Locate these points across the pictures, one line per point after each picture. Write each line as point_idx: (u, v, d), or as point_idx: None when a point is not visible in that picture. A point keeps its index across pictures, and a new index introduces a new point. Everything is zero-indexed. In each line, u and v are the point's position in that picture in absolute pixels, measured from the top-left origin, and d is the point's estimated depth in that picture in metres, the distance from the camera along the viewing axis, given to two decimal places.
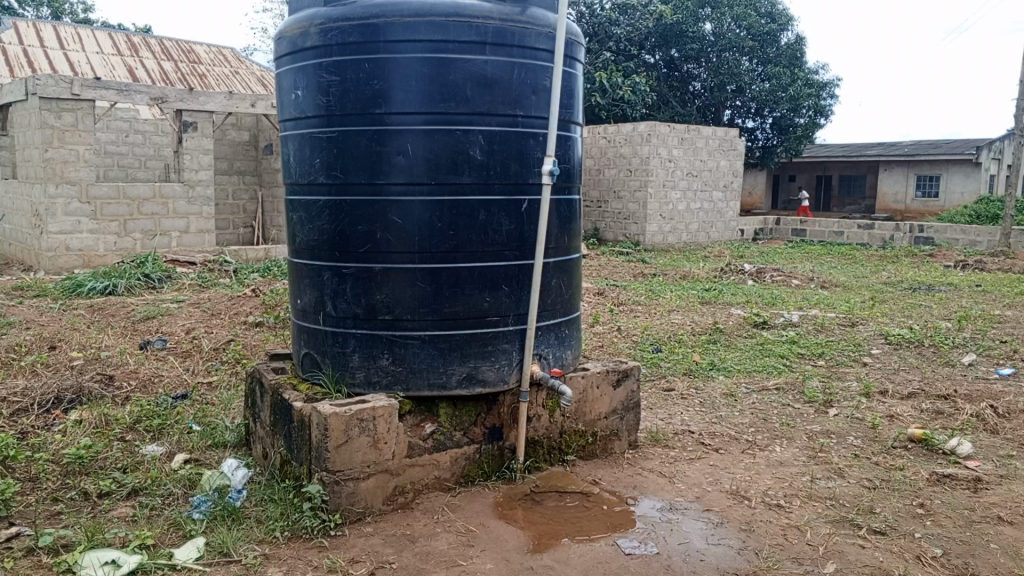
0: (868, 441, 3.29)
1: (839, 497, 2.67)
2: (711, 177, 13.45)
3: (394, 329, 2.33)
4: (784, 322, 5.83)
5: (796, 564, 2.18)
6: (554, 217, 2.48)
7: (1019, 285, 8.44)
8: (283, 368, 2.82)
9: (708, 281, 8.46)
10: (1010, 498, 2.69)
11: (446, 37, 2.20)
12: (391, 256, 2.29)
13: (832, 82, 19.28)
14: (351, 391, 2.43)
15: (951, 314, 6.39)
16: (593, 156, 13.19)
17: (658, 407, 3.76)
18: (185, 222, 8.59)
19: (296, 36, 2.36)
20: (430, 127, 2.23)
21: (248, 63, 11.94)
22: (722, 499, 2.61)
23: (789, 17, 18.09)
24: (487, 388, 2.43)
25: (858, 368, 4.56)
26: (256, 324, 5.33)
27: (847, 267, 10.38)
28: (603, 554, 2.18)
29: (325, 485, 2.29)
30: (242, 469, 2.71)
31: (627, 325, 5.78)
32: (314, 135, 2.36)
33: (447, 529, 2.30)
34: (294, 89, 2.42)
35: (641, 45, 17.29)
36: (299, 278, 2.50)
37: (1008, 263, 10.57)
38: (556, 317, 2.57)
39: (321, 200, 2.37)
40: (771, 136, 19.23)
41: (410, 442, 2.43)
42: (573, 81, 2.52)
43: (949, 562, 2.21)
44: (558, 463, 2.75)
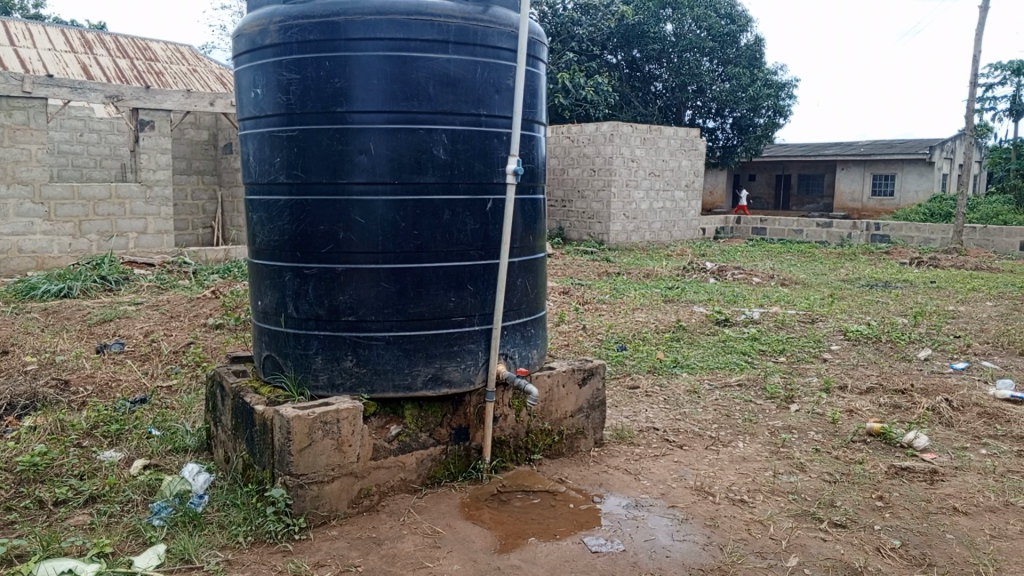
0: (828, 436, 3.35)
1: (801, 491, 2.71)
2: (673, 177, 13.59)
3: (357, 330, 2.31)
4: (745, 320, 5.91)
5: (760, 558, 2.21)
6: (518, 216, 2.48)
7: (971, 282, 8.67)
8: (244, 371, 2.78)
9: (670, 279, 8.54)
10: (965, 489, 2.76)
11: (408, 35, 2.18)
12: (354, 256, 2.26)
13: (791, 83, 19.60)
14: (315, 393, 2.40)
15: (906, 310, 6.54)
16: (557, 156, 13.23)
17: (623, 405, 3.79)
18: (143, 223, 8.43)
19: (255, 33, 2.33)
20: (393, 126, 2.21)
21: (207, 60, 11.74)
22: (686, 496, 2.64)
23: (748, 19, 18.33)
24: (453, 389, 2.42)
25: (818, 364, 4.65)
26: (217, 327, 5.24)
27: (806, 264, 10.56)
28: (570, 552, 2.19)
29: (289, 489, 2.26)
30: (203, 474, 2.66)
31: (592, 323, 5.81)
32: (274, 133, 2.33)
33: (413, 531, 2.28)
34: (253, 88, 2.38)
35: (603, 45, 17.39)
36: (260, 279, 2.47)
37: (961, 259, 10.85)
38: (522, 317, 2.56)
39: (282, 200, 2.34)
40: (731, 136, 19.52)
41: (375, 444, 2.41)
42: (537, 81, 2.52)
43: (907, 553, 2.26)
44: (524, 462, 2.76)
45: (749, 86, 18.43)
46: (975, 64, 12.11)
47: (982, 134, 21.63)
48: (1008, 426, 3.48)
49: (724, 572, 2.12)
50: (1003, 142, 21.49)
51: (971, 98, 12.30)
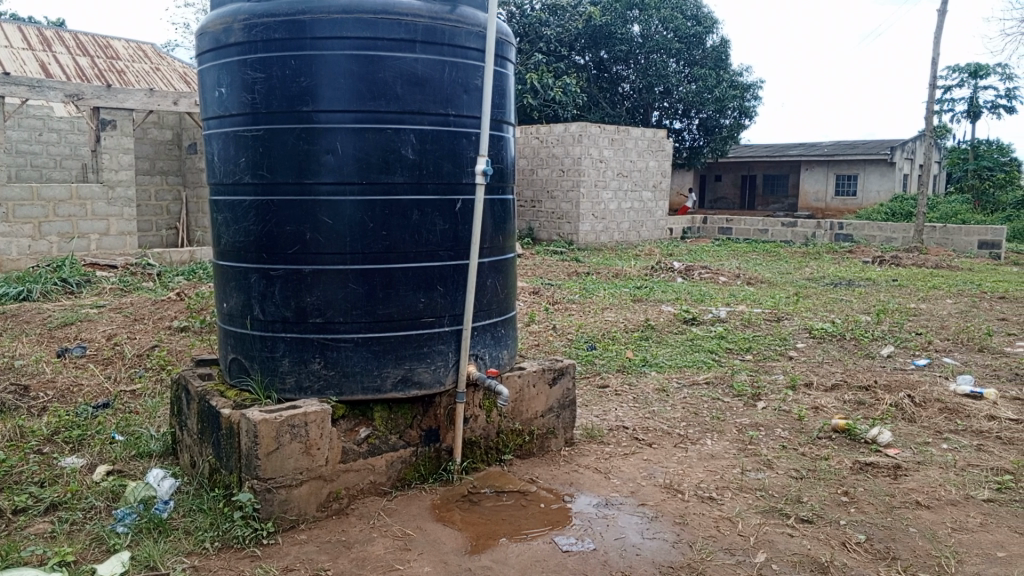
0: (794, 432, 3.39)
1: (768, 488, 2.74)
2: (641, 177, 13.69)
3: (325, 332, 2.28)
4: (712, 318, 5.97)
5: (729, 555, 2.23)
6: (488, 217, 2.47)
7: (932, 280, 8.87)
8: (210, 374, 2.74)
9: (638, 279, 8.59)
10: (927, 483, 2.81)
11: (375, 34, 2.17)
12: (321, 256, 2.24)
13: (756, 84, 19.85)
14: (282, 397, 2.37)
15: (870, 308, 6.66)
16: (526, 156, 13.25)
17: (593, 404, 3.80)
18: (105, 224, 8.28)
19: (219, 32, 2.30)
20: (361, 125, 2.19)
21: (170, 59, 11.56)
22: (656, 494, 2.65)
23: (714, 20, 18.51)
24: (423, 390, 2.41)
25: (784, 362, 4.71)
26: (181, 329, 5.17)
27: (771, 263, 10.70)
28: (541, 553, 2.19)
29: (256, 493, 2.23)
30: (168, 479, 2.62)
31: (562, 323, 5.81)
32: (239, 133, 2.30)
33: (383, 534, 2.27)
34: (217, 86, 2.34)
35: (571, 45, 17.44)
36: (225, 281, 2.43)
37: (922, 258, 11.07)
38: (492, 317, 2.56)
39: (247, 200, 2.31)
40: (698, 136, 19.72)
41: (344, 447, 2.39)
42: (505, 81, 2.52)
43: (871, 547, 2.30)
44: (495, 462, 2.75)
45: (714, 87, 18.63)
46: (934, 67, 12.37)
47: (941, 134, 22.10)
48: (967, 421, 3.56)
49: (694, 569, 2.14)
50: (961, 142, 21.99)
51: (929, 100, 12.56)
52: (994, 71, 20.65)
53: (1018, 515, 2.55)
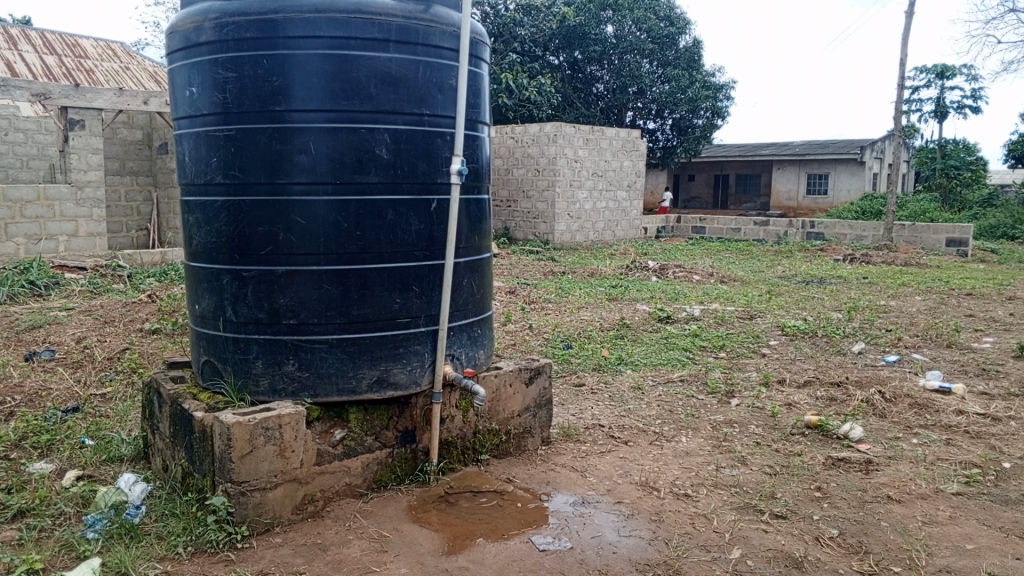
0: (768, 429, 3.43)
1: (743, 484, 2.76)
2: (616, 177, 13.75)
3: (299, 334, 2.26)
4: (686, 317, 6.02)
5: (704, 552, 2.25)
6: (463, 217, 2.47)
7: (901, 277, 9.00)
8: (182, 377, 2.70)
9: (613, 278, 8.63)
10: (898, 478, 2.85)
11: (348, 34, 2.15)
12: (295, 257, 2.22)
13: (729, 85, 20.06)
14: (255, 399, 2.35)
15: (841, 305, 6.74)
16: (501, 156, 13.25)
17: (569, 403, 3.81)
18: (74, 225, 8.15)
19: (189, 30, 2.27)
20: (334, 125, 2.18)
21: (140, 57, 11.41)
22: (632, 491, 2.67)
23: (687, 21, 18.64)
24: (399, 391, 2.40)
25: (757, 359, 4.75)
26: (153, 332, 5.10)
27: (744, 262, 10.79)
28: (518, 552, 2.19)
29: (230, 497, 2.20)
30: (140, 484, 2.58)
31: (538, 323, 5.82)
32: (210, 133, 2.27)
33: (359, 535, 2.25)
34: (188, 86, 2.31)
35: (545, 45, 17.45)
36: (197, 282, 2.40)
37: (892, 256, 11.23)
38: (468, 317, 2.56)
39: (219, 201, 2.28)
40: (671, 136, 19.91)
41: (319, 449, 2.37)
42: (480, 81, 2.51)
43: (844, 542, 2.33)
44: (472, 462, 2.75)
45: (687, 87, 18.77)
46: (902, 67, 12.57)
47: (909, 134, 22.47)
48: (937, 416, 3.62)
49: (670, 566, 2.15)
50: (929, 142, 22.37)
51: (898, 100, 12.75)
52: (960, 72, 21.04)
53: (986, 507, 2.60)
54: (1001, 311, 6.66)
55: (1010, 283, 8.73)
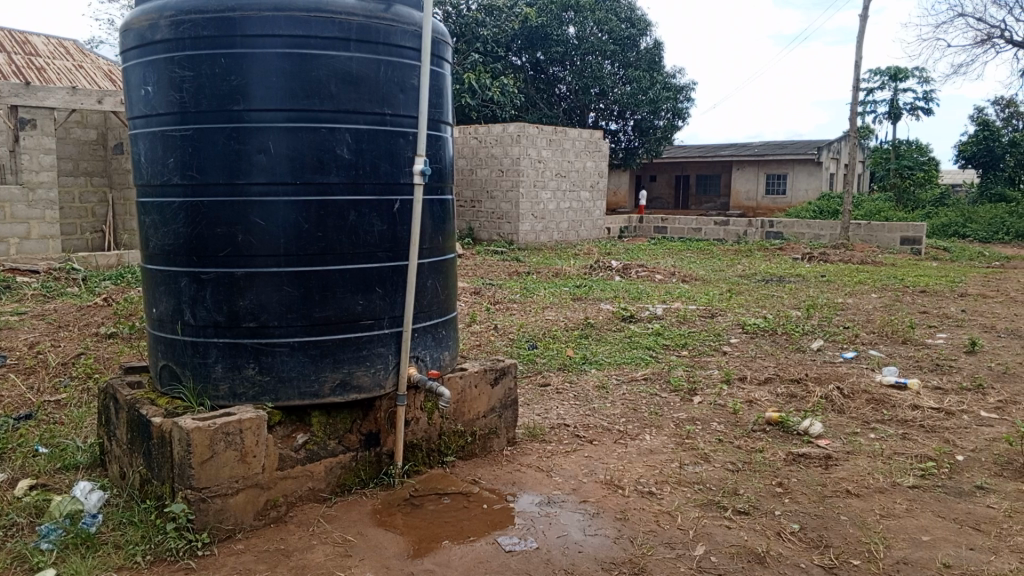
0: (731, 426, 3.47)
1: (706, 481, 2.80)
2: (579, 177, 13.82)
3: (259, 337, 2.23)
4: (649, 316, 6.07)
5: (669, 549, 2.26)
6: (427, 217, 2.45)
7: (857, 275, 9.20)
8: (139, 382, 2.64)
9: (577, 278, 8.68)
10: (857, 472, 2.91)
11: (307, 32, 2.12)
12: (255, 259, 2.18)
13: (688, 86, 20.37)
14: (215, 404, 2.31)
15: (799, 303, 6.87)
16: (464, 156, 13.22)
17: (534, 402, 3.82)
18: (25, 228, 7.98)
19: (143, 28, 2.22)
20: (293, 124, 2.15)
21: (94, 56, 11.17)
22: (597, 490, 2.68)
23: (648, 23, 18.80)
24: (362, 394, 2.38)
25: (718, 357, 4.81)
26: (109, 336, 4.99)
27: (706, 261, 10.93)
28: (484, 554, 2.18)
29: (189, 504, 2.15)
30: (96, 493, 2.51)
31: (503, 323, 5.82)
32: (165, 132, 2.23)
33: (323, 541, 2.23)
34: (143, 85, 2.27)
35: (508, 46, 17.46)
36: (154, 286, 2.36)
37: (848, 254, 11.46)
38: (432, 318, 2.54)
39: (176, 202, 2.24)
40: (633, 138, 20.12)
41: (281, 454, 2.33)
42: (442, 81, 2.50)
43: (805, 536, 2.36)
44: (437, 464, 2.74)
45: (649, 89, 19.03)
46: (856, 70, 12.83)
47: (864, 134, 22.96)
48: (893, 411, 3.70)
49: (635, 564, 2.16)
50: (883, 142, 22.88)
51: (853, 102, 13.02)
52: (912, 74, 21.54)
53: (940, 500, 2.67)
54: (954, 308, 6.84)
55: (962, 280, 8.96)
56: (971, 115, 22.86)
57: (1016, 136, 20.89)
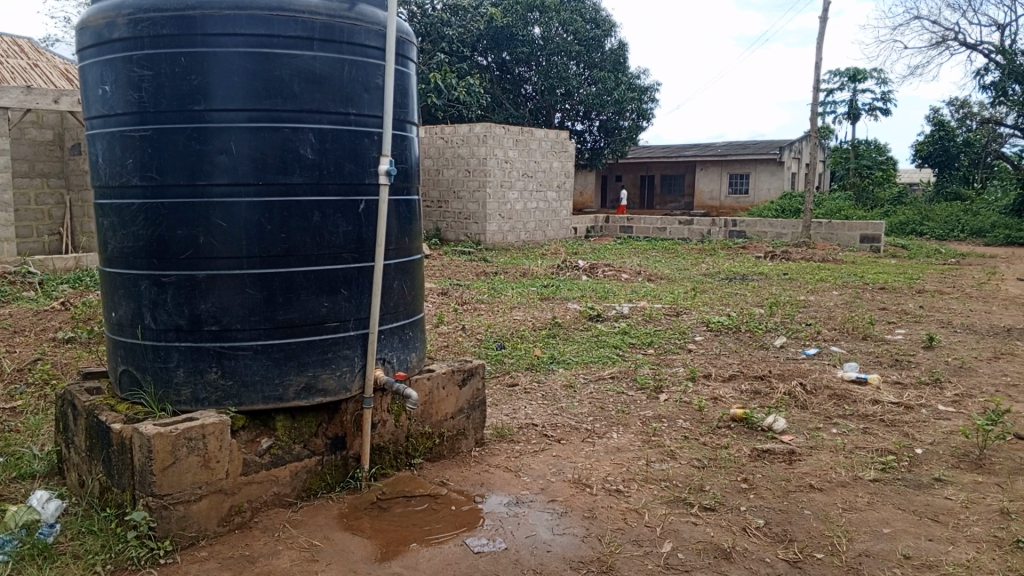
0: (696, 423, 3.51)
1: (672, 478, 2.82)
2: (545, 178, 13.86)
3: (222, 340, 2.19)
4: (616, 314, 6.10)
5: (637, 546, 2.28)
6: (393, 218, 2.44)
7: (819, 273, 9.36)
8: (98, 388, 2.59)
9: (545, 278, 8.70)
10: (820, 467, 2.96)
11: (270, 31, 2.10)
12: (217, 261, 2.15)
13: (653, 87, 20.60)
14: (177, 409, 2.26)
15: (762, 301, 6.97)
16: (431, 156, 13.17)
17: (503, 403, 3.82)
18: None
19: (100, 26, 2.18)
20: (256, 125, 2.12)
21: (49, 55, 10.92)
22: (565, 489, 2.69)
23: (613, 23, 18.91)
24: (328, 397, 2.35)
25: (683, 354, 4.86)
26: (67, 341, 4.88)
27: (671, 260, 11.03)
28: (452, 556, 2.18)
29: (151, 511, 2.10)
30: (54, 502, 2.45)
31: (471, 323, 5.81)
32: (124, 133, 2.18)
33: (289, 546, 2.20)
34: (100, 84, 2.22)
35: (474, 46, 17.44)
36: (113, 289, 2.31)
37: (809, 252, 11.63)
38: (399, 320, 2.53)
39: (135, 203, 2.19)
40: (599, 138, 20.29)
41: (245, 459, 2.30)
42: (407, 80, 2.48)
43: (770, 531, 2.39)
44: (405, 467, 2.72)
45: (614, 89, 19.19)
46: (816, 71, 13.04)
47: (825, 135, 23.38)
48: (854, 405, 3.77)
49: (603, 562, 2.17)
50: (843, 142, 23.31)
51: (812, 103, 13.22)
52: (871, 75, 21.97)
53: (900, 492, 2.72)
54: (912, 304, 6.99)
55: (920, 277, 9.14)
56: (927, 115, 23.35)
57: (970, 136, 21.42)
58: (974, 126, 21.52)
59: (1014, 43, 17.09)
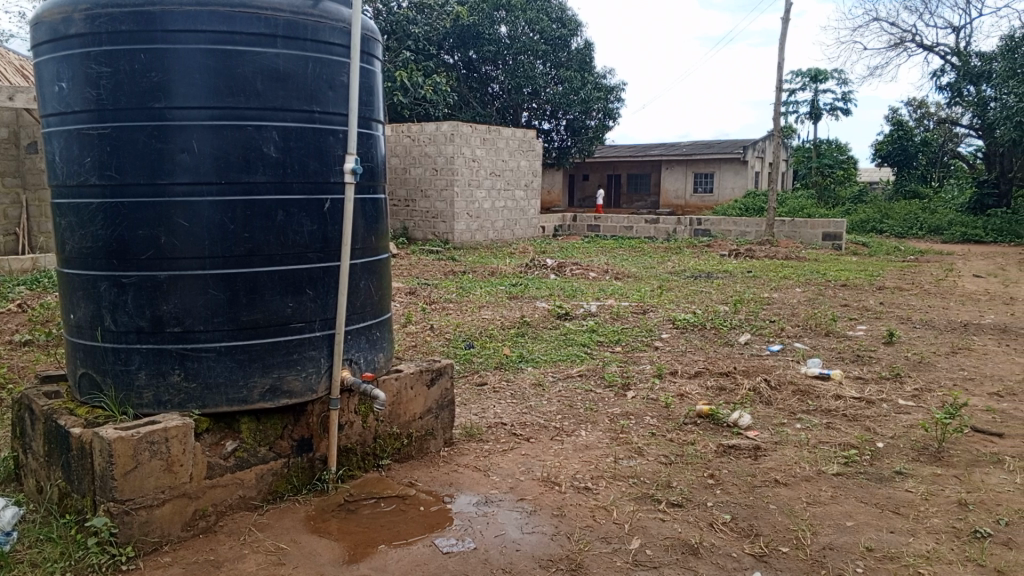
0: (663, 419, 3.54)
1: (640, 475, 2.84)
2: (513, 177, 13.86)
3: (185, 342, 2.15)
4: (584, 313, 6.12)
5: (605, 543, 2.29)
6: (359, 217, 2.42)
7: (782, 270, 9.50)
8: (57, 392, 2.52)
9: (513, 276, 8.70)
10: (784, 462, 3.00)
11: (232, 28, 2.06)
12: (178, 261, 2.11)
13: (619, 87, 20.81)
14: (139, 413, 2.22)
15: (727, 298, 7.05)
16: (398, 155, 13.07)
17: (471, 402, 3.81)
18: None
19: (56, 21, 2.12)
20: (218, 123, 2.09)
21: (3, 50, 10.64)
22: (534, 487, 2.70)
23: (578, 23, 18.98)
24: (294, 399, 2.33)
25: (650, 352, 4.90)
26: (24, 344, 4.76)
27: (636, 259, 11.10)
28: (421, 557, 2.16)
29: (112, 517, 2.06)
30: (10, 509, 2.38)
31: (439, 323, 5.79)
32: (82, 131, 2.13)
33: (255, 550, 2.17)
34: (57, 81, 2.17)
35: (440, 44, 17.36)
36: (71, 291, 2.26)
37: (773, 250, 11.82)
38: (366, 320, 2.51)
39: (93, 203, 2.14)
40: (566, 137, 20.40)
41: (209, 462, 2.26)
42: (372, 78, 2.46)
43: (736, 526, 2.42)
44: (373, 468, 2.71)
45: (580, 89, 19.28)
46: (779, 71, 13.23)
47: (787, 134, 23.73)
48: (817, 401, 3.83)
49: (572, 560, 2.17)
50: (805, 141, 23.67)
51: (775, 103, 13.40)
52: (832, 76, 22.36)
53: (863, 485, 2.77)
54: (872, 301, 7.12)
55: (880, 275, 9.32)
56: (886, 115, 23.82)
57: (927, 135, 21.92)
58: (931, 125, 22.01)
59: (969, 45, 17.50)
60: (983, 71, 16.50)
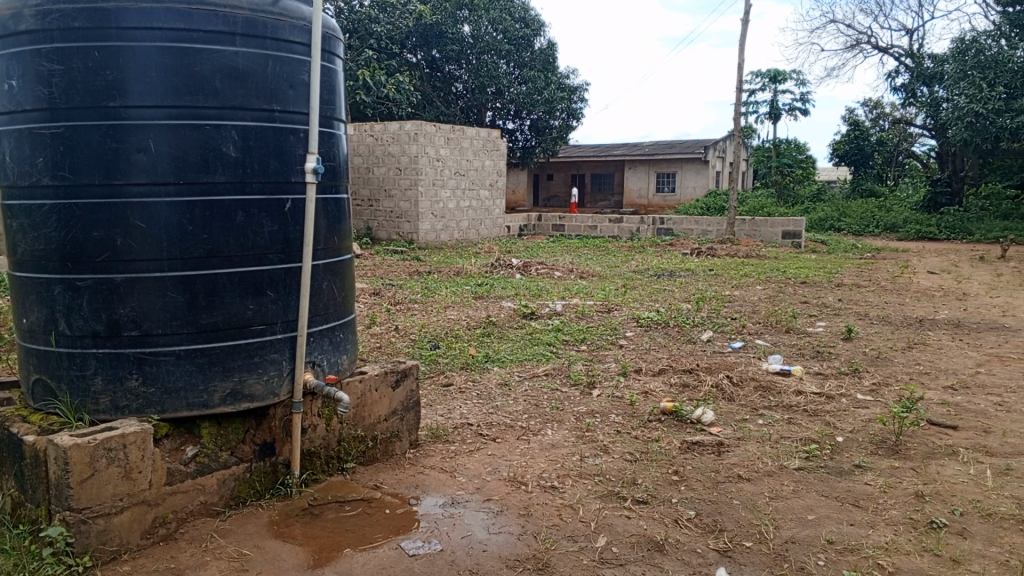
0: (628, 417, 3.56)
1: (606, 472, 2.85)
2: (477, 177, 13.84)
3: (142, 346, 2.11)
4: (549, 312, 6.13)
5: (571, 542, 2.29)
6: (321, 217, 2.39)
7: (743, 268, 9.62)
8: (9, 400, 2.45)
9: (478, 276, 8.70)
10: (747, 457, 3.04)
11: (189, 26, 2.02)
12: (135, 263, 2.07)
13: (582, 87, 20.91)
14: (96, 419, 2.17)
15: (689, 296, 7.12)
16: (361, 154, 12.97)
17: (437, 403, 3.79)
18: None
19: (5, 17, 2.06)
20: (175, 122, 2.05)
21: None
22: (501, 487, 2.69)
23: (541, 23, 19.01)
24: (255, 403, 2.30)
25: (615, 350, 4.93)
26: None
27: (600, 258, 11.15)
28: (387, 560, 2.15)
29: (68, 526, 2.00)
30: None
31: (404, 323, 5.76)
32: (33, 131, 2.07)
33: (217, 556, 2.14)
34: (6, 79, 2.10)
35: (403, 43, 17.27)
36: (24, 294, 2.20)
37: (733, 248, 11.97)
38: (329, 321, 2.49)
39: (47, 204, 2.08)
40: (530, 137, 20.46)
41: (169, 468, 2.22)
42: (333, 77, 2.43)
43: (700, 522, 2.44)
44: (337, 471, 2.68)
45: (543, 89, 19.33)
46: (739, 72, 13.39)
47: (747, 134, 24.05)
48: (779, 397, 3.89)
49: (538, 559, 2.18)
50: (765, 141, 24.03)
51: (735, 103, 13.57)
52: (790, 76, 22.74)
53: (823, 479, 2.82)
54: (831, 298, 7.24)
55: (838, 272, 9.49)
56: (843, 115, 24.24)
57: (882, 135, 22.11)
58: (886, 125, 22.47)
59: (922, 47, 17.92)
60: (935, 73, 16.91)
